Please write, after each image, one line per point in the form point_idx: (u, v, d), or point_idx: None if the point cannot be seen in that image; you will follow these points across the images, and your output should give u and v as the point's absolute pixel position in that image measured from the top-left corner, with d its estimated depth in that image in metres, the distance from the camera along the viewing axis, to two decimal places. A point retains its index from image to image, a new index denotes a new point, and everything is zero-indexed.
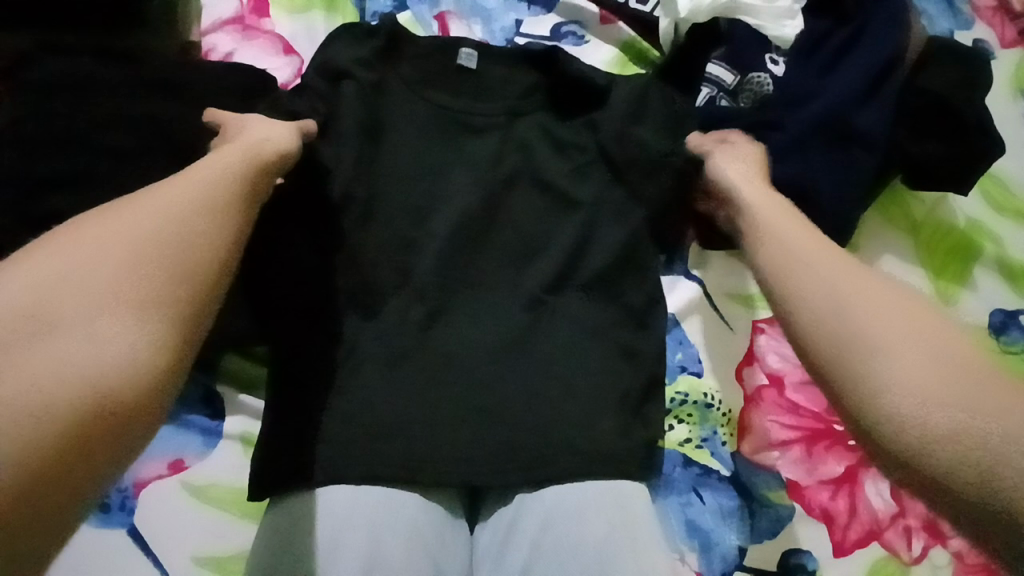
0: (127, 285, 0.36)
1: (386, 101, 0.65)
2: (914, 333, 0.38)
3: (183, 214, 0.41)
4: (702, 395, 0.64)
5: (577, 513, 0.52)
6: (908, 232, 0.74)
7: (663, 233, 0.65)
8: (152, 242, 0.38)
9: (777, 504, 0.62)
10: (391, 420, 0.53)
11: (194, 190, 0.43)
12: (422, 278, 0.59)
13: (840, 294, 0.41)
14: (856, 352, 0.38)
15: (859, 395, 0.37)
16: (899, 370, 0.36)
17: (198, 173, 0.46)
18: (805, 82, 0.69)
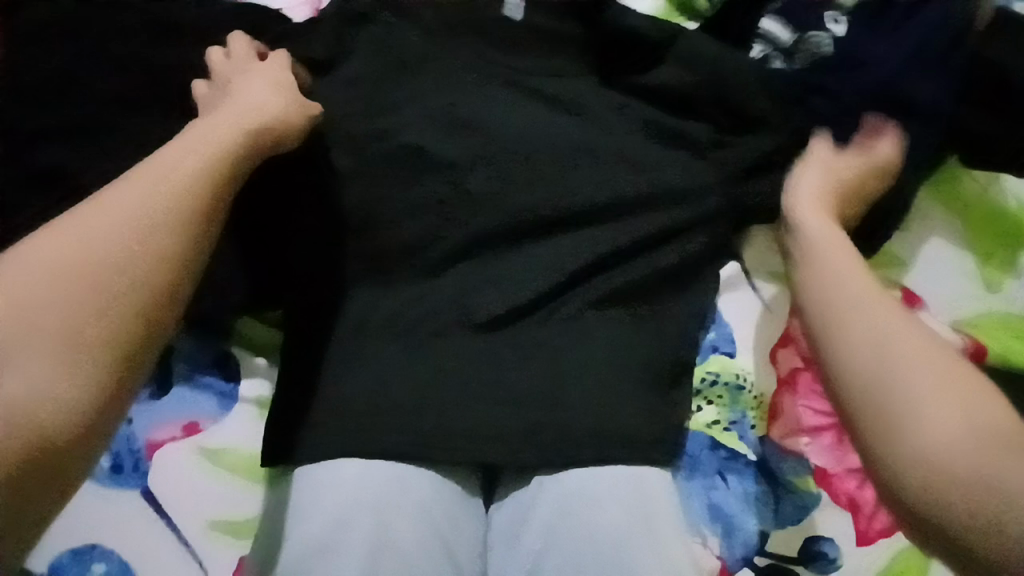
0: (61, 317, 0.35)
1: (412, 49, 0.60)
2: (953, 385, 0.37)
3: (132, 225, 0.39)
4: (734, 376, 0.62)
5: (596, 499, 0.50)
6: (957, 214, 0.70)
7: (707, 203, 0.61)
8: (92, 260, 0.37)
9: (803, 491, 0.60)
10: (409, 396, 0.51)
11: (153, 191, 0.40)
12: (444, 245, 0.56)
13: (876, 334, 0.40)
14: (888, 403, 0.37)
15: (892, 453, 0.36)
16: (934, 433, 0.35)
17: (160, 163, 0.42)
18: (868, 43, 0.64)
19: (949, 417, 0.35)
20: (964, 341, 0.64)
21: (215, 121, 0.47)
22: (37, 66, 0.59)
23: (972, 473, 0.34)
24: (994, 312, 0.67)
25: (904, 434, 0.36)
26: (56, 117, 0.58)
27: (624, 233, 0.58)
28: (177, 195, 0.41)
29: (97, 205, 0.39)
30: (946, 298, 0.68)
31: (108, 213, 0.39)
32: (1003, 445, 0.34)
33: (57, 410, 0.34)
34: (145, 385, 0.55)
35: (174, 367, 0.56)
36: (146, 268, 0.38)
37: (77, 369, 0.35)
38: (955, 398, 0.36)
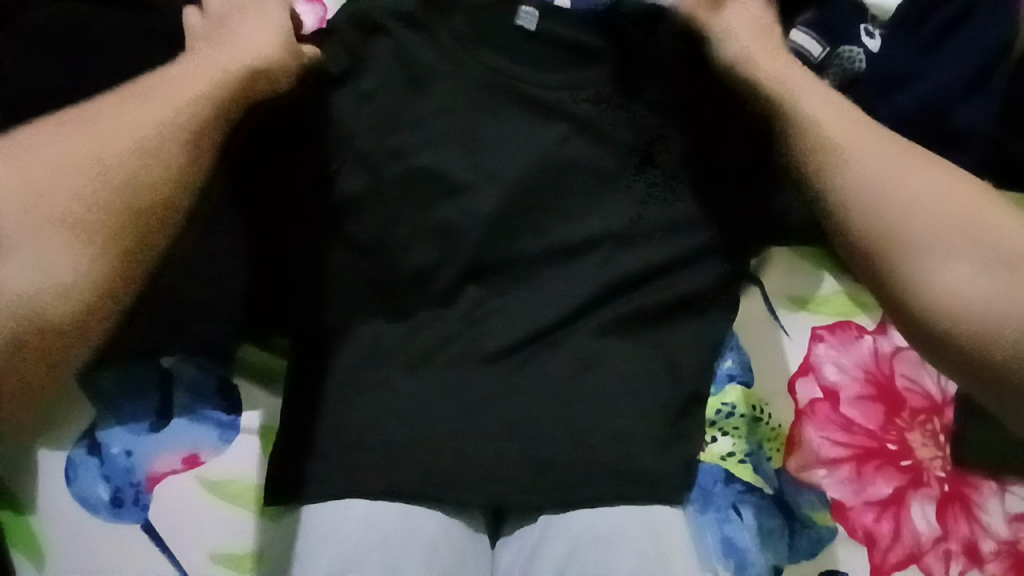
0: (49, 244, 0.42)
1: (424, 57, 0.57)
2: (971, 219, 0.42)
3: (102, 173, 0.45)
4: (751, 407, 0.60)
5: (606, 542, 0.48)
6: None
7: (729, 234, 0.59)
8: (70, 198, 0.44)
9: (818, 525, 0.58)
10: (415, 432, 0.49)
11: (115, 141, 0.45)
12: (458, 277, 0.54)
13: (881, 180, 0.44)
14: (902, 237, 0.42)
15: (907, 283, 0.42)
16: (948, 270, 0.41)
17: (120, 113, 0.47)
18: (904, 60, 0.62)
19: (966, 263, 0.40)
20: None
21: (187, 65, 0.49)
22: (29, 75, 0.56)
23: (991, 302, 0.39)
24: None
25: (919, 270, 0.41)
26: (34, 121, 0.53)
27: (639, 262, 0.56)
28: (143, 143, 0.46)
29: (67, 148, 0.45)
30: None
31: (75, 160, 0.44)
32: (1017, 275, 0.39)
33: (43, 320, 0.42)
34: (143, 416, 0.54)
35: (173, 398, 0.54)
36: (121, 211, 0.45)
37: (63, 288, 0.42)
38: (967, 236, 0.41)
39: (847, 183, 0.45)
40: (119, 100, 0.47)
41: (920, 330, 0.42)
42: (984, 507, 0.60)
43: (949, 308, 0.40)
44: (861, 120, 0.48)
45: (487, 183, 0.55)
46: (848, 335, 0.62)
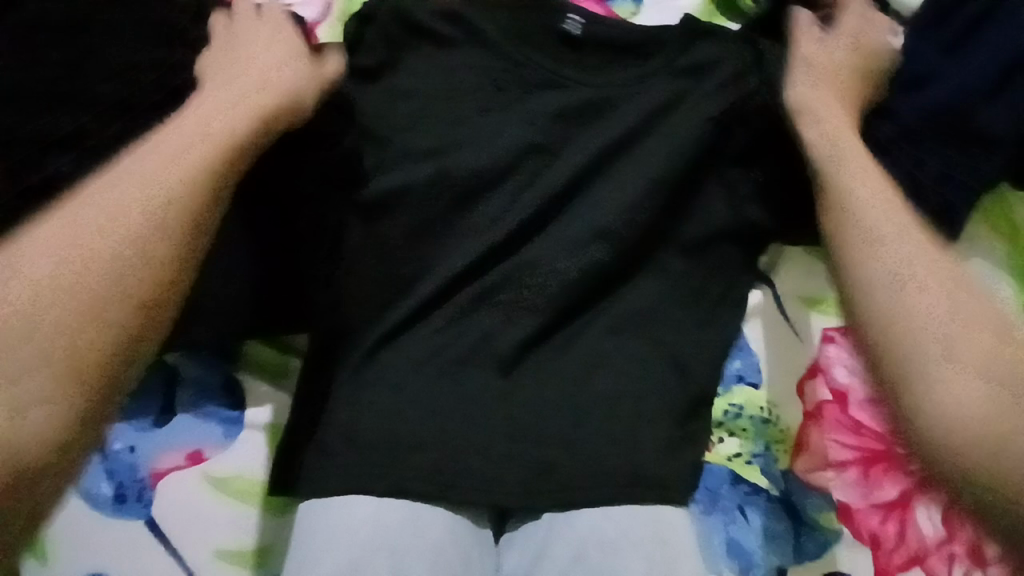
0: (71, 332, 0.36)
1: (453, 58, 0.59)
2: (960, 327, 0.39)
3: (169, 229, 0.40)
4: (759, 409, 0.60)
5: (613, 544, 0.47)
6: (1009, 240, 0.66)
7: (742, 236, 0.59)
8: (110, 261, 0.38)
9: (825, 528, 0.58)
10: (422, 431, 0.48)
11: (184, 161, 0.42)
12: (473, 278, 0.53)
13: (916, 276, 0.41)
14: (916, 348, 0.39)
15: (917, 401, 0.38)
16: (955, 374, 0.38)
17: (151, 157, 0.42)
18: (928, 57, 0.60)
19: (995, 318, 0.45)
20: None
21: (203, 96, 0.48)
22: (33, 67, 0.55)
23: (970, 406, 0.37)
24: None
25: (930, 372, 0.38)
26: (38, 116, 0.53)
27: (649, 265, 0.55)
28: (217, 185, 0.43)
29: (169, 202, 0.41)
30: None
31: (124, 221, 0.39)
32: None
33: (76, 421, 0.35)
34: (149, 412, 0.54)
35: (178, 395, 0.54)
36: (135, 277, 0.38)
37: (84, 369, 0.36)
38: (987, 348, 0.38)
39: (873, 278, 0.42)
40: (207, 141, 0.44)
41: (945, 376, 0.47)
42: None
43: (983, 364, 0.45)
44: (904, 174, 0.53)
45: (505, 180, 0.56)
46: None
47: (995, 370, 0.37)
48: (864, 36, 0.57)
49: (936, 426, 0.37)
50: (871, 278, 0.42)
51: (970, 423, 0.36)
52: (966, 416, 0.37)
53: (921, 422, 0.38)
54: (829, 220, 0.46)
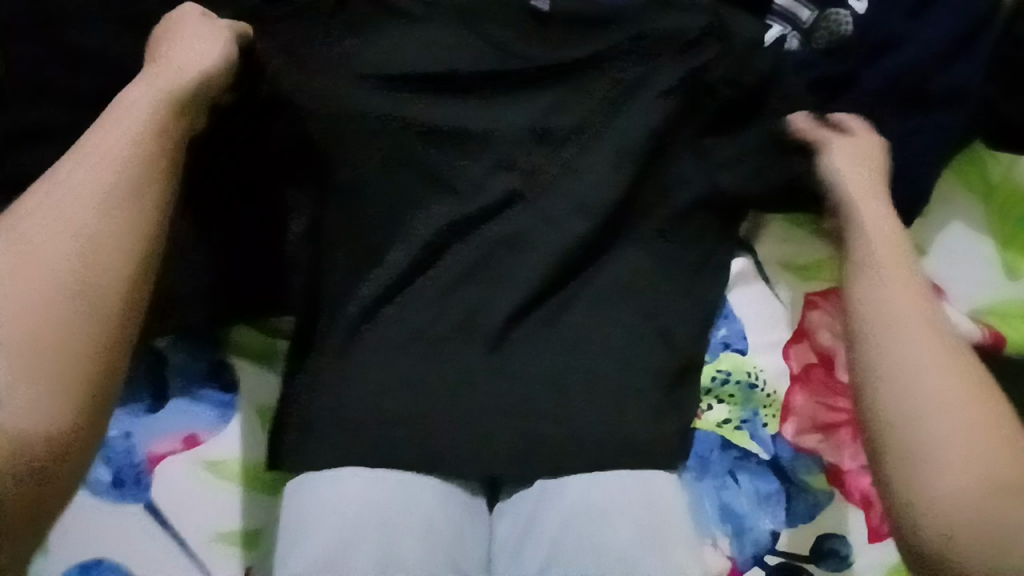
0: (34, 361, 0.38)
1: (427, 32, 0.58)
2: (967, 422, 0.39)
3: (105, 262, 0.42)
4: (746, 375, 0.60)
5: (602, 508, 0.48)
6: (981, 198, 0.67)
7: (720, 206, 0.60)
8: (49, 294, 0.39)
9: (816, 489, 0.59)
10: (411, 404, 0.49)
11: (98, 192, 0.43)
12: (455, 255, 0.54)
13: (925, 364, 0.42)
14: (915, 435, 0.40)
15: (910, 481, 0.39)
16: (954, 460, 0.38)
17: (65, 190, 0.43)
18: (892, 22, 0.62)
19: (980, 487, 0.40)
20: (983, 333, 0.62)
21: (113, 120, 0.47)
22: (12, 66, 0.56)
23: (966, 508, 0.37)
24: (1019, 299, 0.65)
25: (938, 459, 0.39)
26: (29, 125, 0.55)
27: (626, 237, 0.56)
28: (132, 211, 0.44)
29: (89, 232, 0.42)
30: (969, 287, 0.66)
31: (51, 255, 0.40)
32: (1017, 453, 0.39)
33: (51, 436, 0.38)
34: (142, 399, 0.55)
35: (170, 380, 0.56)
36: (89, 304, 0.40)
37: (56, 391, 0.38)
38: (985, 444, 0.39)
39: (887, 366, 0.42)
40: (113, 170, 0.44)
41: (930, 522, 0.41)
42: None
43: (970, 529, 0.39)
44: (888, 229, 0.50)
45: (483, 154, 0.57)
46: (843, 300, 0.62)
47: (996, 468, 0.38)
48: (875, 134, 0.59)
49: (925, 518, 0.38)
50: (887, 363, 0.43)
51: (967, 522, 0.37)
52: (964, 517, 0.37)
53: (904, 502, 0.39)
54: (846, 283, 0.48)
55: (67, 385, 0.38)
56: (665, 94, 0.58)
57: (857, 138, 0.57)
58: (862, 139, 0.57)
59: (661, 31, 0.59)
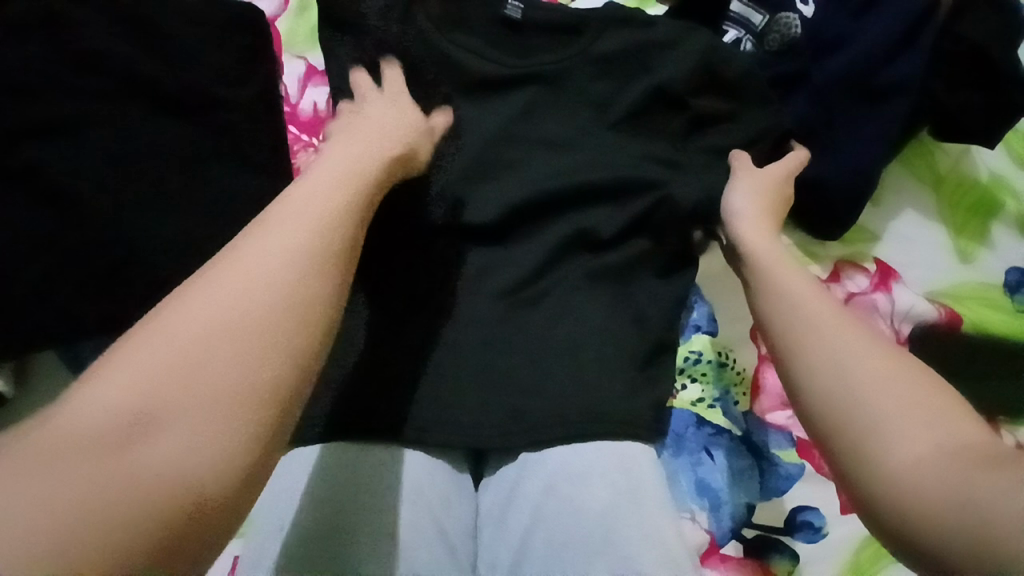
0: (214, 370, 0.29)
1: (412, 46, 0.62)
2: (910, 403, 0.36)
3: (286, 256, 0.34)
4: (717, 354, 0.64)
5: (582, 476, 0.50)
6: (929, 187, 0.72)
7: (697, 196, 0.61)
8: (254, 293, 0.32)
9: (786, 463, 0.61)
10: (401, 385, 0.52)
11: (292, 235, 0.35)
12: (441, 248, 0.58)
13: (857, 357, 0.39)
14: (859, 418, 0.37)
15: (867, 470, 0.35)
16: (901, 432, 0.35)
17: (280, 212, 0.36)
18: (836, 25, 0.67)
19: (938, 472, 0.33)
20: (940, 313, 0.66)
21: (321, 172, 0.41)
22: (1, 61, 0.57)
23: (925, 473, 0.33)
24: (968, 282, 0.69)
25: (888, 440, 0.35)
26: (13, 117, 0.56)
27: (597, 224, 0.59)
28: (309, 257, 0.34)
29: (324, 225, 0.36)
30: (923, 270, 0.69)
31: (288, 256, 0.34)
32: (967, 444, 0.34)
33: (240, 452, 0.29)
34: None
35: None
36: (260, 342, 0.31)
37: (227, 429, 0.29)
38: (934, 415, 0.35)
39: (816, 365, 0.40)
40: (318, 200, 0.38)
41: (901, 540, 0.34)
42: None
43: (925, 515, 0.32)
44: (790, 263, 0.50)
45: (461, 148, 0.60)
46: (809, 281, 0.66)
47: (944, 435, 0.34)
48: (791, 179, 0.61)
49: (890, 501, 0.34)
50: (815, 362, 0.41)
51: (930, 490, 0.32)
52: (925, 488, 0.33)
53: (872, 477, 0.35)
54: (758, 304, 0.47)
55: (254, 420, 0.30)
56: (627, 109, 0.62)
57: (772, 179, 0.59)
58: (770, 172, 0.60)
59: (628, 39, 0.64)
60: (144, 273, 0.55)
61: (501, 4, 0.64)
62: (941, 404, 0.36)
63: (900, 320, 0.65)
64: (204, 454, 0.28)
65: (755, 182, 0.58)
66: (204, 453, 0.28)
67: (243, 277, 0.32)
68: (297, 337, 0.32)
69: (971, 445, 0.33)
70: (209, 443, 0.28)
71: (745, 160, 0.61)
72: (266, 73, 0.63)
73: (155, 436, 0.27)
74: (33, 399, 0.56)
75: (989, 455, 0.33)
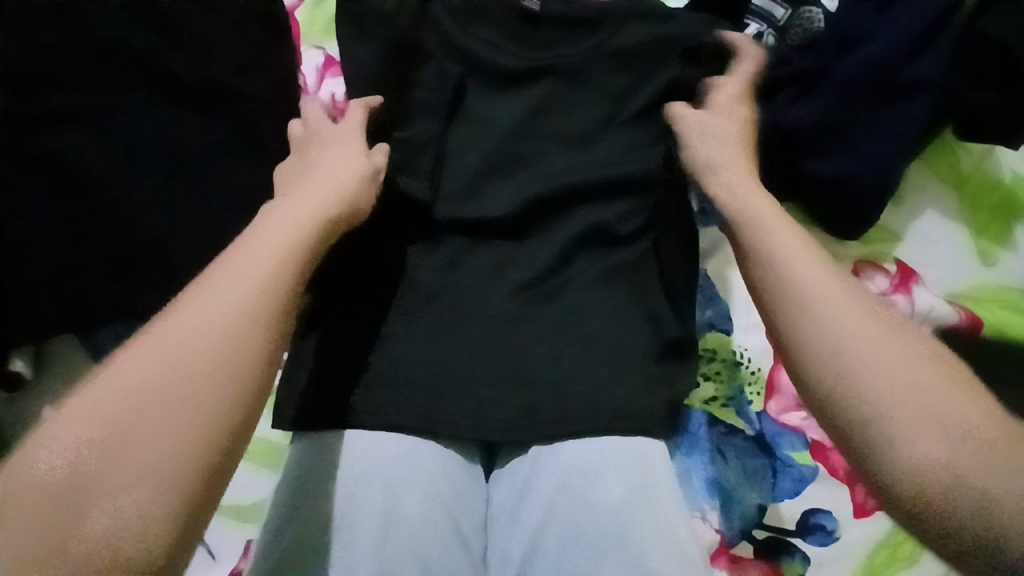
0: (141, 437, 0.31)
1: (428, 37, 0.62)
2: (919, 388, 0.34)
3: (217, 315, 0.35)
4: (732, 353, 0.63)
5: (595, 472, 0.50)
6: (951, 187, 0.71)
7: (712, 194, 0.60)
8: (185, 359, 0.34)
9: (800, 464, 0.60)
10: (413, 378, 0.52)
11: (226, 293, 0.36)
12: (454, 241, 0.57)
13: (861, 325, 0.37)
14: (875, 392, 0.34)
15: (883, 447, 0.34)
16: (919, 410, 0.34)
17: (223, 268, 0.38)
18: (859, 21, 0.66)
19: (957, 451, 0.32)
20: (959, 316, 0.64)
21: (270, 220, 0.42)
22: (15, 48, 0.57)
23: (948, 457, 0.32)
24: (989, 285, 0.68)
25: (907, 411, 0.34)
26: (31, 105, 0.57)
27: (610, 220, 0.59)
28: (242, 314, 0.35)
29: (271, 271, 0.37)
30: (943, 272, 0.68)
31: (220, 314, 0.35)
32: (978, 420, 0.33)
33: (175, 518, 0.31)
34: None
35: None
36: (190, 409, 0.33)
37: (153, 497, 0.31)
38: (944, 395, 0.34)
39: (820, 330, 0.37)
40: (261, 252, 0.38)
41: (920, 520, 0.33)
42: None
43: (947, 496, 0.32)
44: (768, 207, 0.45)
45: (475, 141, 0.60)
46: None
47: (951, 411, 0.34)
48: (746, 110, 0.57)
49: (911, 479, 0.33)
50: (820, 324, 0.37)
51: (953, 474, 0.32)
52: (948, 471, 0.32)
53: (891, 457, 0.33)
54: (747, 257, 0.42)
55: (176, 487, 0.31)
56: (647, 103, 0.62)
57: (730, 121, 0.54)
58: (726, 111, 0.55)
59: (645, 33, 0.63)
60: (159, 260, 0.56)
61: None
62: (943, 374, 0.35)
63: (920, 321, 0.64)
64: (124, 525, 0.30)
65: (715, 125, 0.54)
66: (129, 526, 0.30)
67: (175, 341, 0.34)
68: (228, 398, 0.33)
69: (979, 420, 0.33)
70: (131, 514, 0.30)
71: (687, 109, 0.56)
72: (282, 58, 0.61)
73: (81, 514, 0.30)
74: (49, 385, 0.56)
75: (999, 434, 0.33)
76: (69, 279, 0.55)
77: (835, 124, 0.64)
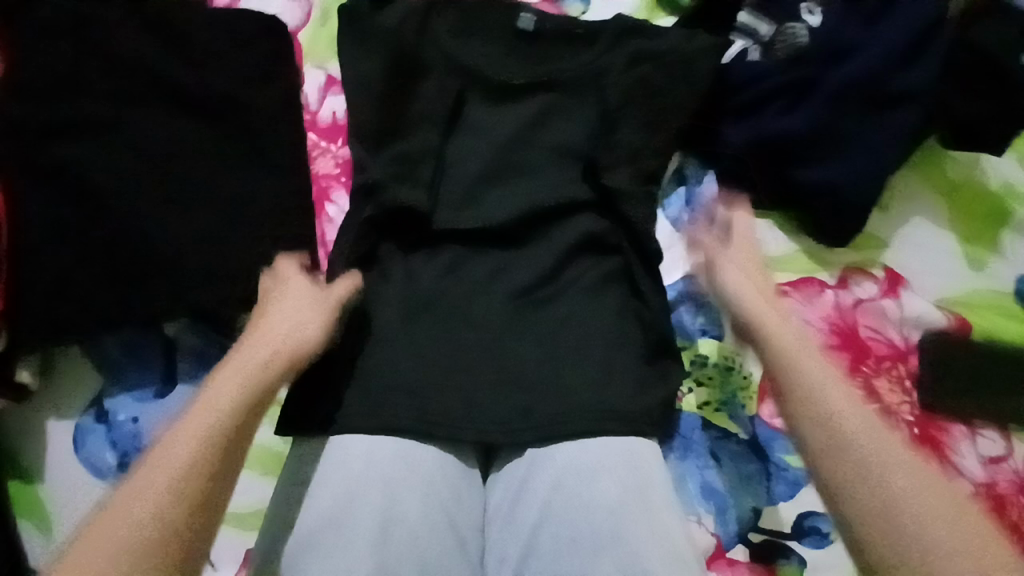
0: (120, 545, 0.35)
1: (428, 49, 0.63)
2: (925, 486, 0.39)
3: (199, 432, 0.40)
4: (724, 359, 0.64)
5: (591, 474, 0.50)
6: (939, 194, 0.72)
7: None
8: (168, 471, 0.38)
9: (794, 467, 0.61)
10: (413, 383, 0.53)
11: (211, 410, 0.41)
12: (452, 250, 0.59)
13: (875, 443, 0.41)
14: (894, 510, 0.38)
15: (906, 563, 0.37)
16: (928, 526, 0.37)
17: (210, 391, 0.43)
18: (849, 30, 0.66)
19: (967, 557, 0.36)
20: (949, 320, 0.67)
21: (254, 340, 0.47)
22: (28, 62, 0.59)
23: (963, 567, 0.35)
24: (979, 291, 0.69)
25: (918, 528, 0.37)
26: (41, 115, 0.58)
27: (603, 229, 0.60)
28: (219, 428, 0.40)
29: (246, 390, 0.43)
30: (934, 278, 0.69)
31: (203, 428, 0.40)
32: (975, 527, 0.37)
33: None
34: (150, 383, 0.58)
35: (179, 365, 0.59)
36: (163, 516, 0.36)
37: None
38: (948, 501, 0.38)
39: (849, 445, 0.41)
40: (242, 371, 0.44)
41: None
42: (957, 450, 0.64)
43: None
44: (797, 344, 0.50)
45: (472, 154, 0.62)
46: (812, 289, 0.66)
47: (955, 520, 0.37)
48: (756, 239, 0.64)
49: None
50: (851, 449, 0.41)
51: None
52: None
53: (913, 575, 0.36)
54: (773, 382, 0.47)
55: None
56: (639, 116, 0.64)
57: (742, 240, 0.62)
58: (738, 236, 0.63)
59: (638, 48, 0.65)
60: (163, 268, 0.57)
61: (514, 16, 0.65)
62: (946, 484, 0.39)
63: (908, 326, 0.67)
64: None
65: (742, 253, 0.61)
66: None
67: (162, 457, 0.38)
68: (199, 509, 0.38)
69: (976, 525, 0.37)
70: None
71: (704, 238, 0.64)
72: (285, 77, 0.63)
73: None
74: (56, 390, 0.58)
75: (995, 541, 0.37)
76: (76, 292, 0.56)
77: (822, 134, 0.65)
